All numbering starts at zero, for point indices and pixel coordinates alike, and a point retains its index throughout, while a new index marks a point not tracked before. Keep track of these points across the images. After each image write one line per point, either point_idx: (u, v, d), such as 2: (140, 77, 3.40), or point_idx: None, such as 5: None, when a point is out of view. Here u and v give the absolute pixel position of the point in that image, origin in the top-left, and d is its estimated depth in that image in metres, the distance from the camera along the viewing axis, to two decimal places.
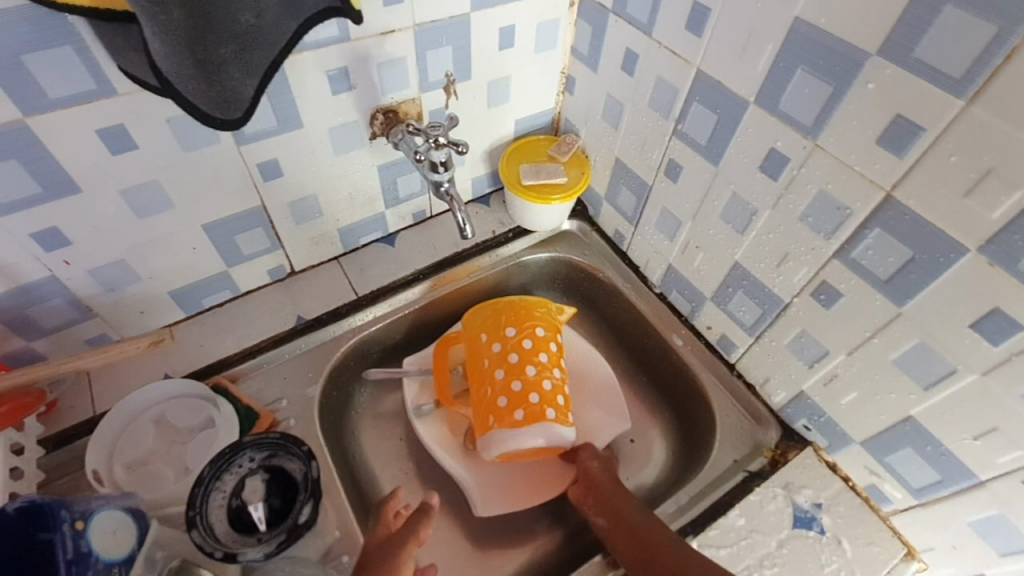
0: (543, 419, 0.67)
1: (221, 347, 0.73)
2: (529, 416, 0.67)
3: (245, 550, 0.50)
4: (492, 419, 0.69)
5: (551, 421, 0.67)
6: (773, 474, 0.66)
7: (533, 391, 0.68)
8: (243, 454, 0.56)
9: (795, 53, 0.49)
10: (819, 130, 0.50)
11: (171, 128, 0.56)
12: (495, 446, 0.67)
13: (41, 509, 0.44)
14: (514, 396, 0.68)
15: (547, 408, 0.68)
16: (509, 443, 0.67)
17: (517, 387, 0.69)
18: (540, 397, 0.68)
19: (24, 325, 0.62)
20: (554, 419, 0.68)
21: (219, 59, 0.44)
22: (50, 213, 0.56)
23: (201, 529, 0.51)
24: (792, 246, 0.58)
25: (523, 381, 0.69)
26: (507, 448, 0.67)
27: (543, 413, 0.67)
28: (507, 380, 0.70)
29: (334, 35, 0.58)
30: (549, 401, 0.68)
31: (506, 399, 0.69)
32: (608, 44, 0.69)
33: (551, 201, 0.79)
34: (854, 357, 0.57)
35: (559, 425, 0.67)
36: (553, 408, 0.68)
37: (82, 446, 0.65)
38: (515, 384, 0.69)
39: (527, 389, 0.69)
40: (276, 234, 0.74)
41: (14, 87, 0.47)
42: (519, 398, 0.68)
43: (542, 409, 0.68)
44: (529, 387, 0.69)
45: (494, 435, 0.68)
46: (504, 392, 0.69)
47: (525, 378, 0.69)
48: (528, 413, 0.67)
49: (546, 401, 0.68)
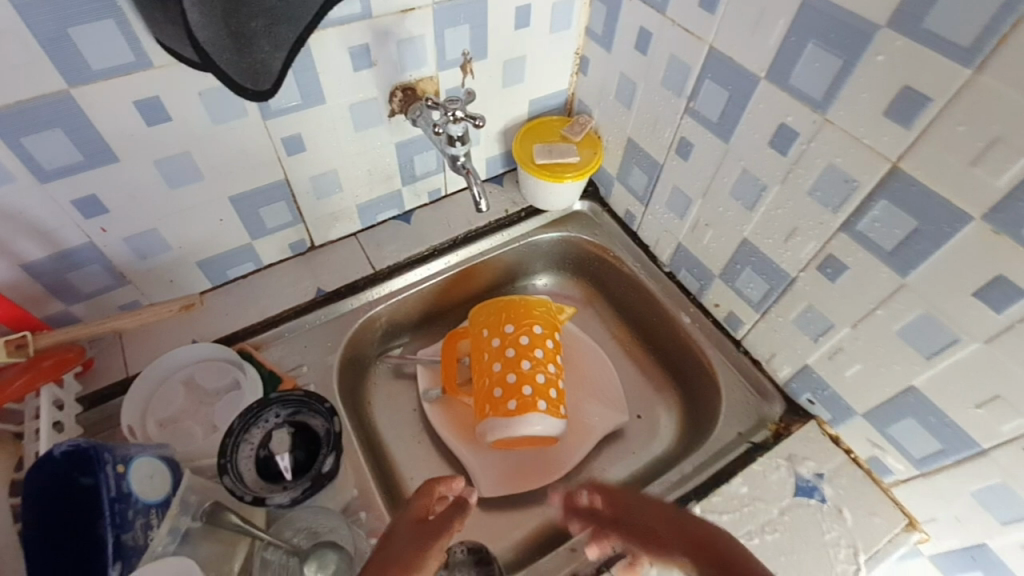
0: (534, 410, 0.71)
1: (245, 316, 0.77)
2: (521, 406, 0.72)
3: (273, 495, 0.54)
4: (487, 407, 0.73)
5: (541, 411, 0.72)
6: (776, 446, 0.68)
7: (526, 383, 0.73)
8: (269, 410, 0.59)
9: (806, 27, 0.50)
10: (829, 104, 0.51)
11: (202, 100, 0.59)
12: (489, 432, 0.72)
13: (84, 452, 0.47)
14: (509, 388, 0.73)
15: (539, 399, 0.72)
16: (503, 430, 0.72)
17: (513, 379, 0.73)
18: (533, 389, 0.72)
19: (64, 289, 0.66)
20: (545, 410, 0.72)
21: (251, 31, 0.47)
22: (89, 180, 0.59)
23: (232, 475, 0.55)
24: (800, 220, 0.59)
25: (518, 373, 0.73)
26: (499, 434, 0.72)
27: (534, 405, 0.72)
28: (503, 372, 0.74)
29: (357, 12, 0.60)
30: (541, 393, 0.73)
31: (501, 390, 0.73)
32: (622, 23, 0.70)
33: (563, 179, 0.81)
34: (858, 329, 0.59)
35: (548, 416, 0.72)
36: (544, 400, 0.73)
37: (116, 405, 0.68)
38: (510, 376, 0.73)
39: (521, 381, 0.73)
40: (298, 209, 0.77)
41: (61, 59, 0.50)
42: (513, 389, 0.72)
43: (534, 400, 0.72)
44: (523, 379, 0.73)
45: (489, 422, 0.73)
46: (500, 383, 0.73)
47: (520, 371, 0.73)
48: (520, 403, 0.72)
49: (539, 393, 0.72)
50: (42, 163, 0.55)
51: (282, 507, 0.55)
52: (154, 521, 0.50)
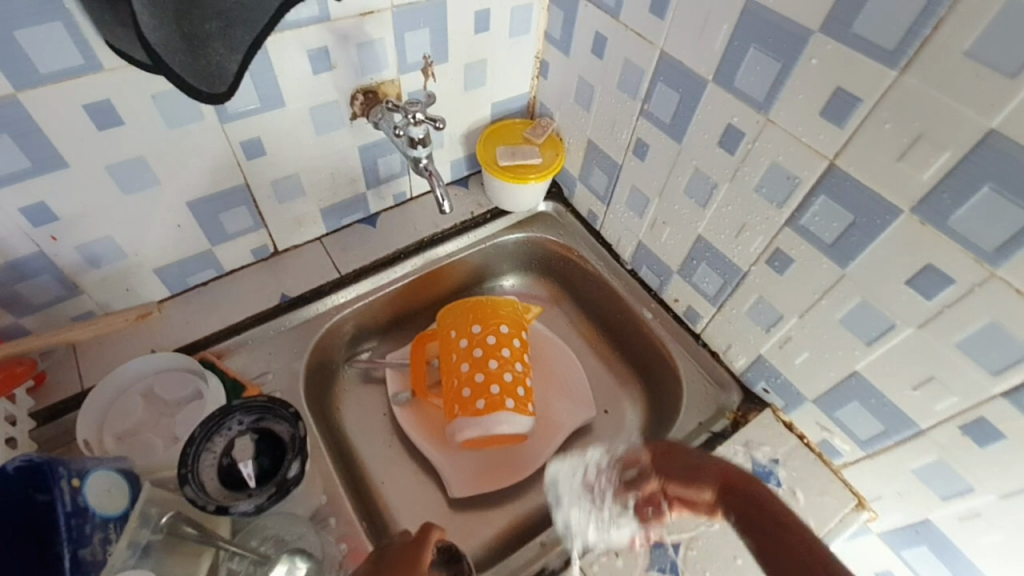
0: (502, 408, 0.73)
1: (207, 324, 0.75)
2: (490, 405, 0.73)
3: (237, 503, 0.53)
4: (455, 407, 0.74)
5: (510, 409, 0.73)
6: (734, 434, 0.71)
7: (494, 382, 0.74)
8: (232, 417, 0.59)
9: (747, 32, 0.53)
10: (771, 105, 0.54)
11: (156, 103, 0.58)
12: (458, 432, 0.73)
13: (40, 467, 0.47)
14: (476, 387, 0.74)
15: (506, 398, 0.73)
16: (472, 429, 0.72)
17: (480, 379, 0.74)
18: (501, 388, 0.73)
19: (11, 300, 0.63)
20: (513, 408, 0.73)
21: (204, 33, 0.46)
22: (37, 187, 0.57)
23: (193, 484, 0.54)
24: (749, 216, 0.62)
25: (486, 373, 0.74)
26: (469, 434, 0.73)
27: (502, 403, 0.73)
28: (471, 372, 0.75)
29: (314, 14, 0.60)
30: (509, 391, 0.74)
31: (469, 390, 0.74)
32: (579, 28, 0.72)
33: (527, 180, 0.82)
34: (806, 319, 0.62)
35: (516, 414, 0.73)
36: (512, 398, 0.74)
37: (70, 420, 0.66)
38: (477, 375, 0.74)
39: (489, 380, 0.74)
40: (259, 213, 0.76)
41: (4, 61, 0.48)
42: (482, 389, 0.73)
43: (502, 399, 0.73)
44: (491, 378, 0.74)
45: (458, 423, 0.73)
46: (468, 383, 0.74)
47: (487, 370, 0.74)
48: (488, 402, 0.73)
49: (506, 391, 0.74)
50: None
51: (248, 514, 0.54)
52: (113, 536, 0.49)
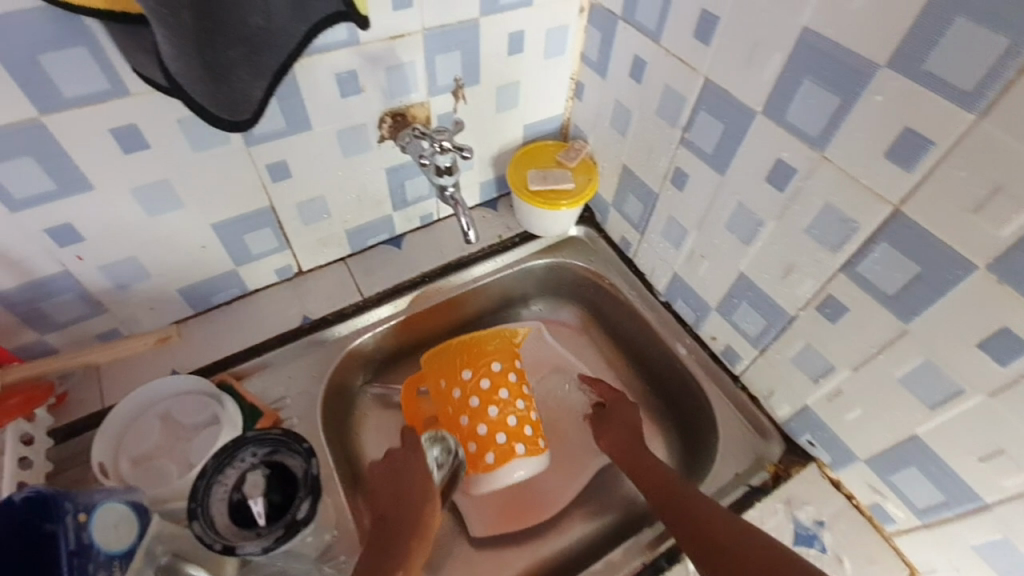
0: (514, 456, 0.71)
1: (227, 346, 0.74)
2: (500, 456, 0.71)
3: (244, 543, 0.51)
4: (465, 463, 0.72)
5: (521, 455, 0.72)
6: (775, 490, 0.66)
7: (500, 431, 0.72)
8: (245, 450, 0.57)
9: (802, 63, 0.49)
10: (827, 142, 0.49)
11: (181, 128, 0.57)
12: (474, 487, 0.72)
13: (47, 499, 0.45)
14: (481, 441, 0.71)
15: (515, 444, 0.72)
16: (488, 484, 0.72)
17: (483, 431, 0.72)
18: (508, 436, 0.72)
19: (36, 318, 0.63)
20: (524, 453, 0.72)
21: (228, 61, 0.44)
22: (63, 209, 0.57)
23: (202, 521, 0.53)
24: (798, 258, 0.57)
25: (488, 424, 0.72)
26: (485, 488, 0.72)
27: (513, 450, 0.72)
28: (472, 425, 0.72)
29: (342, 39, 0.59)
30: (516, 436, 0.72)
31: (475, 444, 0.72)
32: (617, 51, 0.69)
33: (558, 207, 0.79)
34: (859, 373, 0.56)
35: (529, 458, 0.72)
36: (522, 442, 0.72)
37: (89, 439, 0.66)
38: (480, 428, 0.72)
39: (493, 430, 0.72)
40: (284, 234, 0.75)
41: (29, 86, 0.48)
42: (488, 441, 0.71)
43: (511, 446, 0.72)
44: (495, 428, 0.72)
45: (472, 479, 0.72)
46: (472, 437, 0.72)
47: (489, 420, 0.72)
48: (498, 454, 0.71)
49: (514, 437, 0.72)
50: (11, 193, 0.53)
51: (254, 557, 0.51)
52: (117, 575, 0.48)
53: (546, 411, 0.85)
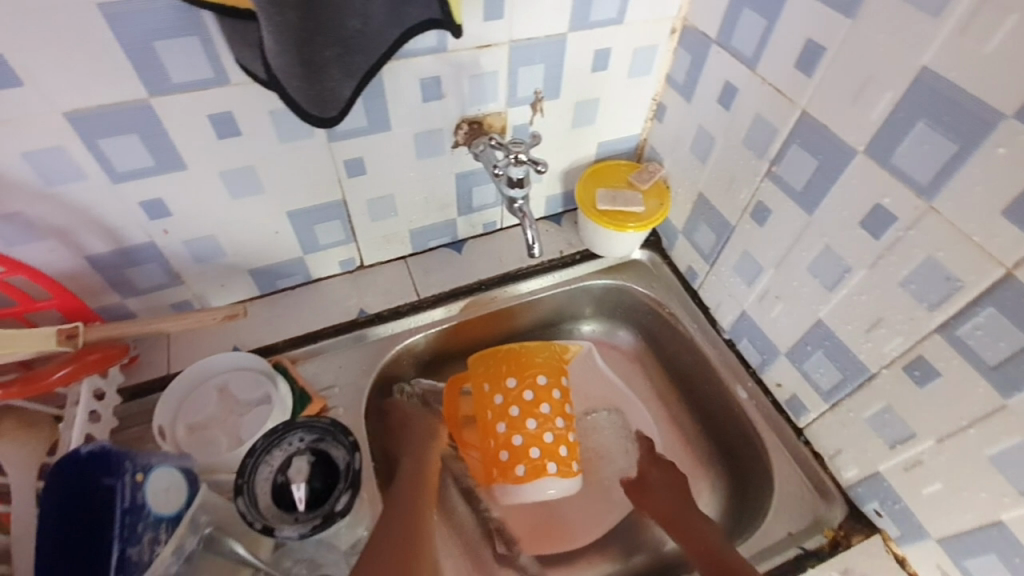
0: (545, 474, 0.70)
1: (287, 329, 0.77)
2: (531, 471, 0.70)
3: (282, 527, 0.51)
4: (495, 470, 0.72)
5: (552, 475, 0.70)
6: (831, 558, 0.60)
7: (535, 446, 0.71)
8: (294, 434, 0.57)
9: (917, 103, 0.45)
10: (936, 191, 0.45)
11: (272, 119, 0.60)
12: (500, 496, 0.72)
13: (109, 454, 0.49)
14: (516, 451, 0.71)
15: (548, 462, 0.71)
16: (515, 496, 0.71)
17: (519, 442, 0.71)
18: (542, 452, 0.71)
19: (121, 283, 0.68)
20: (555, 473, 0.70)
21: (322, 60, 0.46)
22: (158, 184, 0.60)
23: (246, 498, 0.53)
24: (886, 312, 0.53)
25: (524, 436, 0.71)
26: (513, 499, 0.71)
27: (545, 468, 0.70)
28: (508, 434, 0.71)
29: (431, 45, 0.60)
30: (550, 454, 0.71)
31: (507, 453, 0.71)
32: (707, 75, 0.66)
33: (625, 229, 0.77)
34: (944, 445, 0.51)
35: (560, 478, 0.70)
36: (555, 461, 0.71)
37: (153, 401, 0.70)
38: (516, 438, 0.71)
39: (529, 444, 0.71)
40: (352, 228, 0.77)
41: (144, 69, 0.51)
42: (522, 454, 0.71)
43: (544, 463, 0.70)
44: (531, 441, 0.71)
45: (499, 487, 0.71)
46: (506, 446, 0.71)
47: (526, 432, 0.71)
48: (529, 468, 0.70)
49: (547, 455, 0.71)
50: (114, 165, 0.57)
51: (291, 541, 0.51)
52: (163, 537, 0.48)
53: (591, 437, 0.82)
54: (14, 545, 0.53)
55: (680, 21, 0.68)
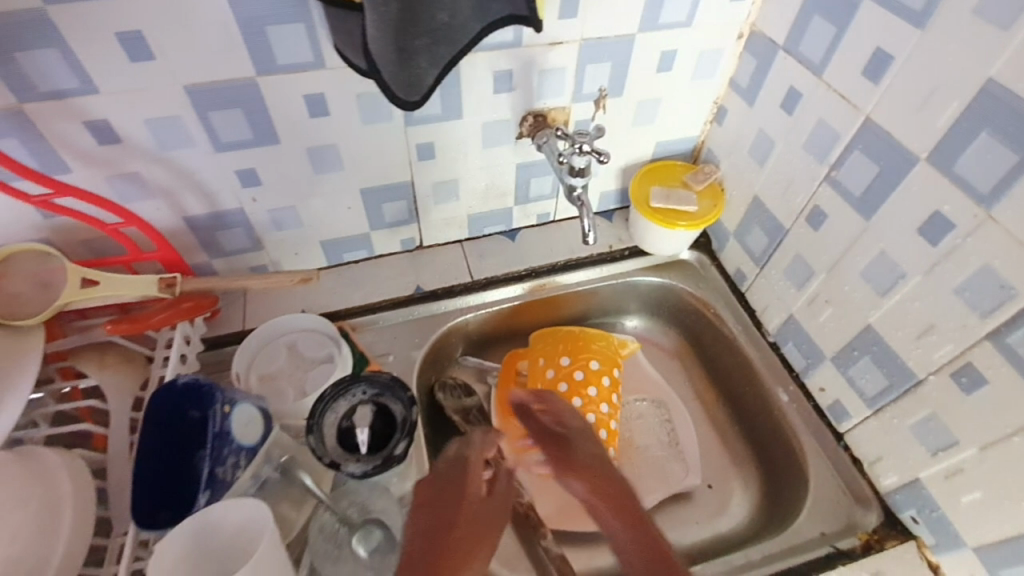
0: None
1: (350, 299, 0.83)
2: None
3: (347, 463, 0.57)
4: None
5: None
6: (862, 558, 0.62)
7: None
8: (358, 386, 0.61)
9: (983, 113, 0.46)
10: (996, 200, 0.46)
11: (359, 101, 0.65)
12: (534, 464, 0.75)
13: (199, 387, 0.56)
14: None
15: None
16: None
17: None
18: None
19: (210, 243, 0.75)
20: None
21: (413, 48, 0.52)
22: (254, 155, 0.67)
23: (315, 436, 0.59)
24: (939, 320, 0.53)
25: None
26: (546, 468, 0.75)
27: None
28: None
29: (509, 40, 0.64)
30: None
31: None
32: (771, 80, 0.68)
33: (676, 227, 0.79)
34: (987, 453, 0.53)
35: None
36: None
37: (229, 353, 0.77)
38: None
39: None
40: (416, 209, 0.81)
41: (255, 50, 0.57)
42: None
43: None
44: None
45: None
46: None
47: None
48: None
49: None
50: (220, 135, 0.63)
51: (354, 477, 0.57)
52: (242, 463, 0.56)
53: (631, 424, 0.84)
54: (111, 461, 0.62)
55: (749, 26, 0.70)
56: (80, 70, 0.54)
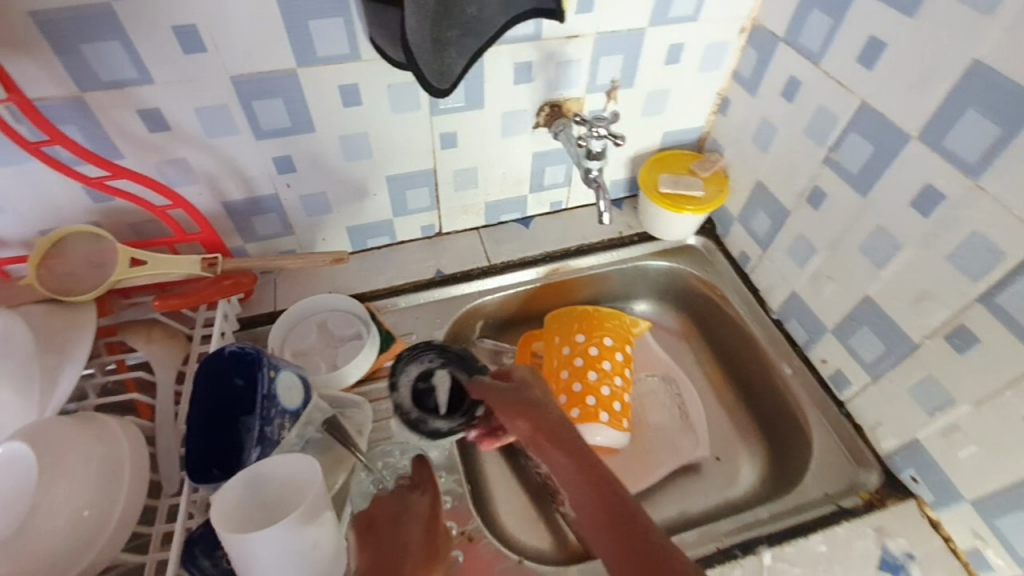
0: (596, 421, 0.77)
1: (374, 282, 0.87)
2: (584, 415, 0.77)
3: (431, 421, 0.67)
4: None
5: (603, 423, 0.77)
6: (865, 515, 0.67)
7: (591, 394, 0.78)
8: (428, 353, 0.71)
9: (969, 92, 0.50)
10: (983, 171, 0.51)
11: (389, 91, 0.70)
12: None
13: (244, 354, 0.59)
14: (574, 396, 0.78)
15: (600, 411, 0.77)
16: None
17: (578, 389, 0.78)
18: (597, 401, 0.77)
19: (246, 228, 0.79)
20: (607, 422, 0.77)
21: (446, 39, 0.57)
22: (291, 143, 0.71)
23: (397, 396, 0.69)
24: (934, 286, 0.58)
25: (584, 384, 0.78)
26: None
27: (597, 415, 0.77)
28: (570, 380, 0.79)
29: (529, 33, 0.69)
30: (604, 405, 0.78)
31: (567, 397, 0.78)
32: (772, 70, 0.73)
33: (683, 211, 0.83)
34: (980, 408, 0.57)
35: (609, 428, 0.77)
36: (607, 412, 0.77)
37: (262, 332, 0.81)
38: (576, 385, 0.78)
39: (586, 391, 0.78)
40: (437, 196, 0.86)
41: (298, 43, 0.62)
42: (578, 399, 0.78)
43: (597, 411, 0.77)
44: (588, 390, 0.78)
45: None
46: (566, 391, 0.79)
47: (587, 381, 0.79)
48: (583, 412, 0.77)
49: (601, 405, 0.77)
50: (261, 124, 0.68)
51: (440, 432, 0.67)
52: (287, 424, 0.61)
53: (643, 400, 0.88)
54: (160, 428, 0.66)
55: (750, 21, 0.75)
56: (139, 61, 0.59)
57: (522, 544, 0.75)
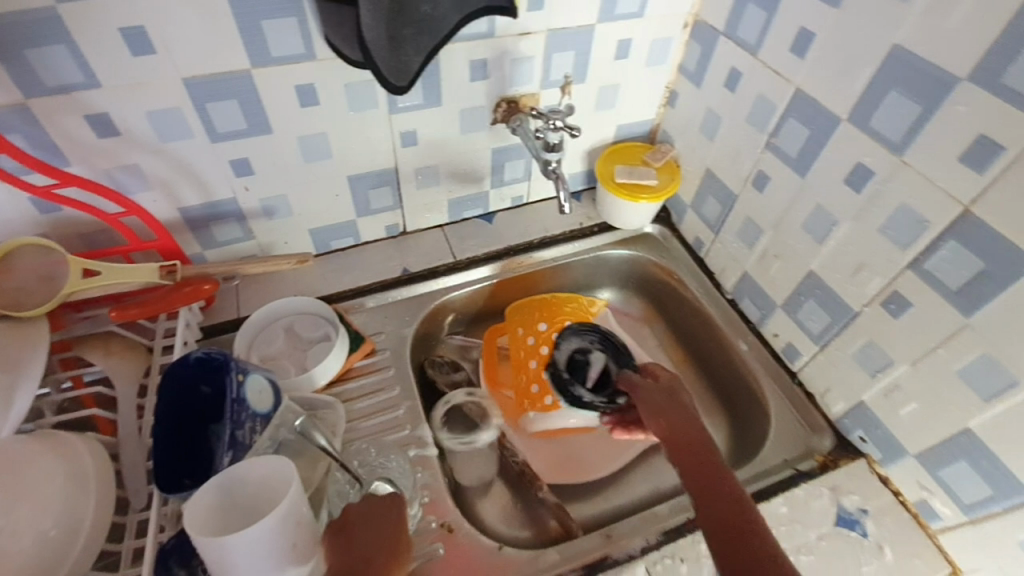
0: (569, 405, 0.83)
1: (339, 284, 0.87)
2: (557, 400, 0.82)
3: (577, 389, 0.81)
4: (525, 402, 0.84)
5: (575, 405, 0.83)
6: (821, 475, 0.71)
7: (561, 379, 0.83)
8: (592, 333, 0.85)
9: (891, 75, 0.55)
10: (908, 147, 0.56)
11: (346, 91, 0.70)
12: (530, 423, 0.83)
13: (212, 359, 0.59)
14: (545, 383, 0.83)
15: None
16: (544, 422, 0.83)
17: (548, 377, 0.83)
18: None
19: (203, 235, 0.77)
20: None
21: (401, 37, 0.57)
22: (248, 146, 0.70)
23: (556, 357, 0.84)
24: (870, 257, 0.63)
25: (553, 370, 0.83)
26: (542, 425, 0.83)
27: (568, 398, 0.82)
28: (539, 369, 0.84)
29: (482, 30, 0.71)
30: None
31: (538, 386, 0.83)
32: (715, 62, 0.77)
33: (639, 200, 0.87)
34: (917, 367, 0.62)
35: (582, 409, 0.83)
36: None
37: (226, 339, 0.79)
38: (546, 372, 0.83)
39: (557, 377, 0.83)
40: (399, 195, 0.87)
41: (250, 43, 0.62)
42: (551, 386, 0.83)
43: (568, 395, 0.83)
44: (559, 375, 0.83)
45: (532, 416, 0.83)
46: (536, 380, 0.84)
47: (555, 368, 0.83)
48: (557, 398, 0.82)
49: None
50: (216, 126, 0.67)
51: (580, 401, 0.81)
52: (258, 428, 0.60)
53: None
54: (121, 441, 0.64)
55: (693, 16, 0.79)
56: (85, 64, 0.57)
57: (502, 533, 0.76)
